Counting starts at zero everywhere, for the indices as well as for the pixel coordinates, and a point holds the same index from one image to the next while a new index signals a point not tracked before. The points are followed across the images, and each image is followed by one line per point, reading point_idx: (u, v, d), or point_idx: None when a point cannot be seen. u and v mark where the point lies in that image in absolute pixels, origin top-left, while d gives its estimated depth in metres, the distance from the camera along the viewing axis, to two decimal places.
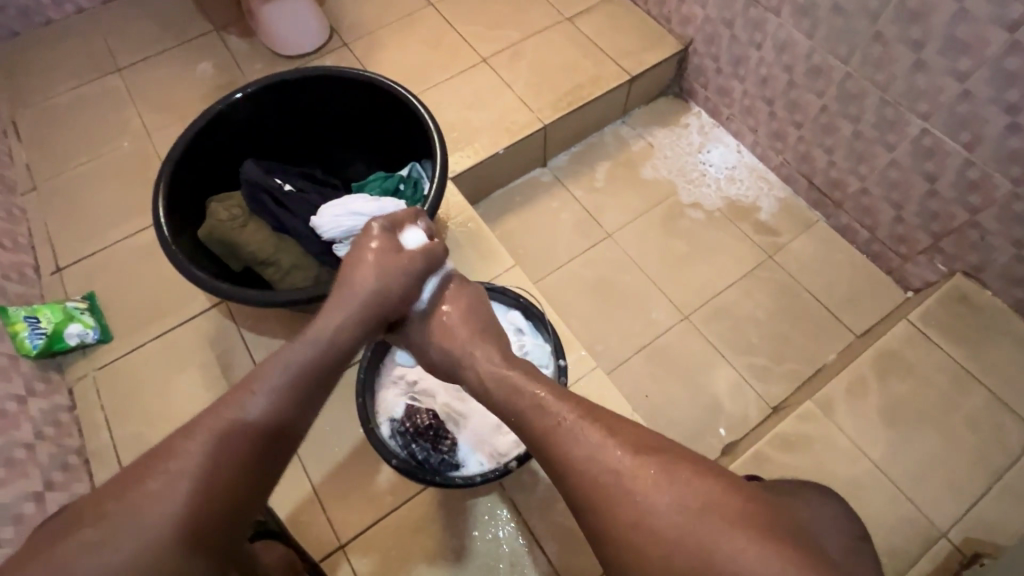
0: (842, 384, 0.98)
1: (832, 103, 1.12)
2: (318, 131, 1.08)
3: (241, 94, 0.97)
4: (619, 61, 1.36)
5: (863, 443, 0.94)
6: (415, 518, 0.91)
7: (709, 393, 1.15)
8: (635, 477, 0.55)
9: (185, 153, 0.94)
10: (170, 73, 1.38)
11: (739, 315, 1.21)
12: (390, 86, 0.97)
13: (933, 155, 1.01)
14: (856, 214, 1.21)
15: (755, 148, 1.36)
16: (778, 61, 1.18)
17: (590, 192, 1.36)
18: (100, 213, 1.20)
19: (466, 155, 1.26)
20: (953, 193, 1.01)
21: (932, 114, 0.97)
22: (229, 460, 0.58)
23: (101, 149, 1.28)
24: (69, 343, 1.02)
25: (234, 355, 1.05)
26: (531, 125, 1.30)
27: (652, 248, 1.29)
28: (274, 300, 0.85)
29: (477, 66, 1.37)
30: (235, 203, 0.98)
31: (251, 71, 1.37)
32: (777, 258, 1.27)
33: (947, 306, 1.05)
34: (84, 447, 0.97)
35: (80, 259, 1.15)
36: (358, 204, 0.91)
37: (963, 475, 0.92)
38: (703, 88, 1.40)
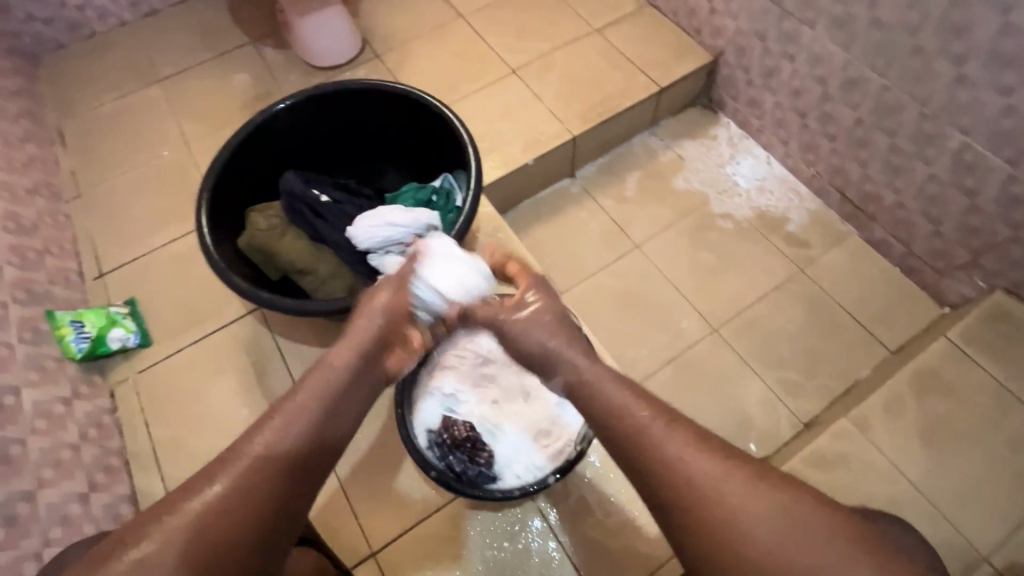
0: (878, 401, 0.97)
1: (868, 116, 1.11)
2: (353, 141, 1.10)
3: (282, 105, 1.00)
4: (649, 72, 1.36)
5: (900, 463, 0.92)
6: (445, 528, 0.92)
7: (738, 407, 1.14)
8: (730, 481, 0.54)
9: (226, 164, 0.96)
10: (208, 83, 1.42)
11: (770, 329, 1.20)
12: (427, 99, 0.99)
13: (974, 170, 0.99)
14: (891, 228, 1.19)
15: (786, 159, 1.35)
16: (812, 74, 1.17)
17: (618, 203, 1.36)
18: (141, 220, 1.24)
19: (496, 166, 1.27)
20: (994, 209, 0.99)
21: (974, 128, 0.95)
22: (282, 471, 0.59)
23: (141, 157, 1.32)
24: (111, 346, 1.05)
25: (269, 361, 1.07)
26: (560, 136, 1.30)
27: (681, 259, 1.29)
28: (313, 310, 0.87)
29: (507, 78, 1.38)
30: (274, 212, 1.00)
31: (286, 82, 1.40)
32: (809, 271, 1.25)
33: (988, 322, 1.02)
34: (124, 449, 1.00)
35: (122, 264, 1.19)
36: (396, 216, 0.93)
37: (1008, 497, 0.88)
38: (732, 99, 1.40)
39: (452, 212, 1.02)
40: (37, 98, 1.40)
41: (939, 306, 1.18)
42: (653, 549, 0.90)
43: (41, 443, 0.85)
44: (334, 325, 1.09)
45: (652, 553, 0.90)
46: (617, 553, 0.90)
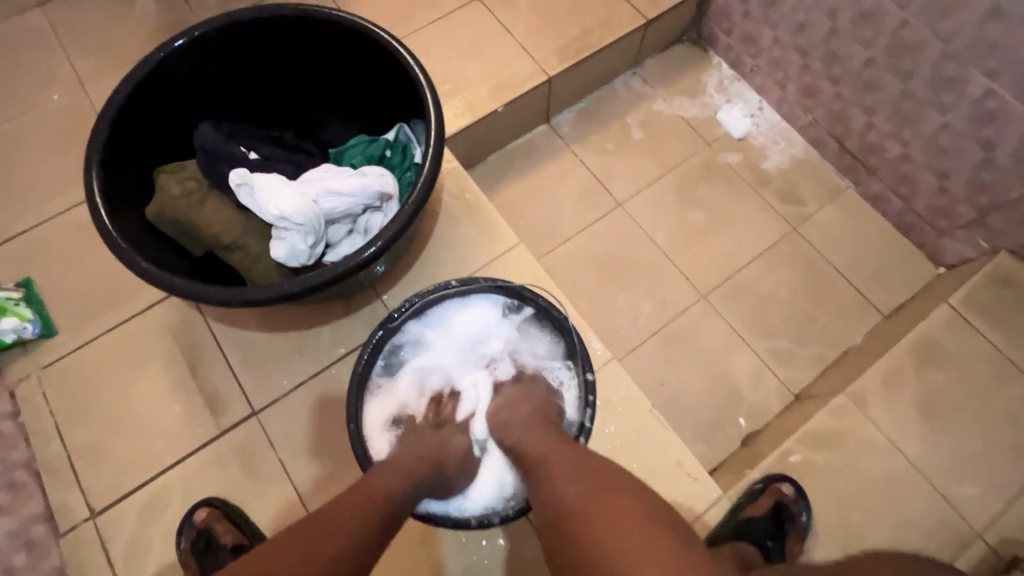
0: (877, 374, 0.91)
1: (881, 56, 0.98)
2: (284, 83, 0.91)
3: (186, 39, 0.79)
4: (634, 1, 1.18)
5: (898, 439, 0.87)
6: (417, 530, 0.83)
7: (728, 378, 1.06)
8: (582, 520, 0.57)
9: (120, 116, 0.76)
10: (103, 7, 1.16)
11: (761, 295, 1.12)
12: (371, 29, 0.80)
13: (994, 119, 0.89)
14: (892, 183, 1.10)
15: (781, 105, 1.22)
16: (820, 5, 1.03)
17: (599, 156, 1.22)
18: (29, 182, 1.02)
19: (460, 112, 1.10)
20: (1013, 163, 0.90)
21: (1001, 72, 0.85)
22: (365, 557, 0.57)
23: (24, 102, 1.08)
24: (4, 339, 0.88)
25: (204, 350, 0.92)
26: (533, 77, 1.13)
27: (667, 219, 1.17)
28: (249, 298, 0.71)
29: (470, 5, 1.17)
30: (189, 174, 0.82)
31: (202, 7, 1.16)
32: (803, 230, 1.16)
33: (991, 287, 0.96)
34: (33, 459, 0.85)
35: (10, 237, 0.99)
36: (338, 182, 0.81)
37: (1003, 468, 0.85)
38: (725, 35, 1.24)
39: (410, 171, 0.87)
40: None
41: (935, 266, 1.12)
42: None
43: None
44: (278, 308, 0.94)
45: None
46: None
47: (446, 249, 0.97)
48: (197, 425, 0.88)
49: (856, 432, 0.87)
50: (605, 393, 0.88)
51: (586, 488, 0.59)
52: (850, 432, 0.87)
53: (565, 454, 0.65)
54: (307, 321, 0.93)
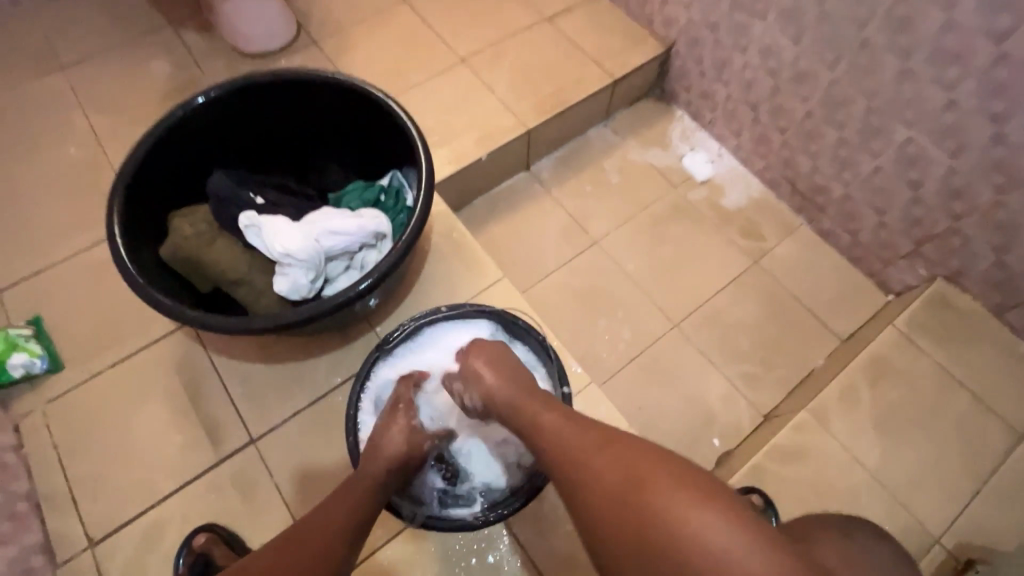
0: (834, 392, 0.98)
1: (818, 109, 1.12)
2: (288, 136, 1.01)
3: (203, 98, 0.89)
4: (603, 63, 1.33)
5: (857, 451, 0.94)
6: (409, 551, 0.86)
7: (702, 401, 1.13)
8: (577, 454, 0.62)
9: (141, 165, 0.85)
10: (121, 70, 1.27)
11: (728, 323, 1.21)
12: (369, 90, 0.91)
13: (917, 162, 1.01)
14: (840, 219, 1.22)
15: (738, 152, 1.36)
16: (763, 67, 1.17)
17: (576, 198, 1.33)
18: (43, 227, 1.09)
19: (448, 161, 1.21)
20: (937, 200, 1.02)
21: (917, 123, 0.97)
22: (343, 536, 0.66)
23: (43, 155, 1.17)
24: (12, 374, 0.92)
25: (205, 381, 0.97)
26: (513, 129, 1.25)
27: (639, 254, 1.27)
28: (255, 327, 0.78)
29: (456, 67, 1.31)
30: (201, 218, 0.90)
31: (213, 70, 1.28)
32: (763, 262, 1.26)
33: (932, 310, 1.06)
34: (34, 490, 0.88)
35: (23, 278, 1.04)
36: (338, 223, 0.89)
37: (954, 476, 0.92)
38: (685, 91, 1.39)
39: (403, 213, 0.97)
40: None
41: (884, 293, 1.22)
42: None
43: None
44: (277, 341, 1.00)
45: None
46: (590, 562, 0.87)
47: (435, 283, 1.05)
48: (196, 454, 0.92)
49: (818, 446, 0.94)
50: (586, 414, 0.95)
51: (578, 437, 0.63)
52: (812, 445, 0.93)
53: (556, 412, 0.69)
54: (305, 352, 0.99)
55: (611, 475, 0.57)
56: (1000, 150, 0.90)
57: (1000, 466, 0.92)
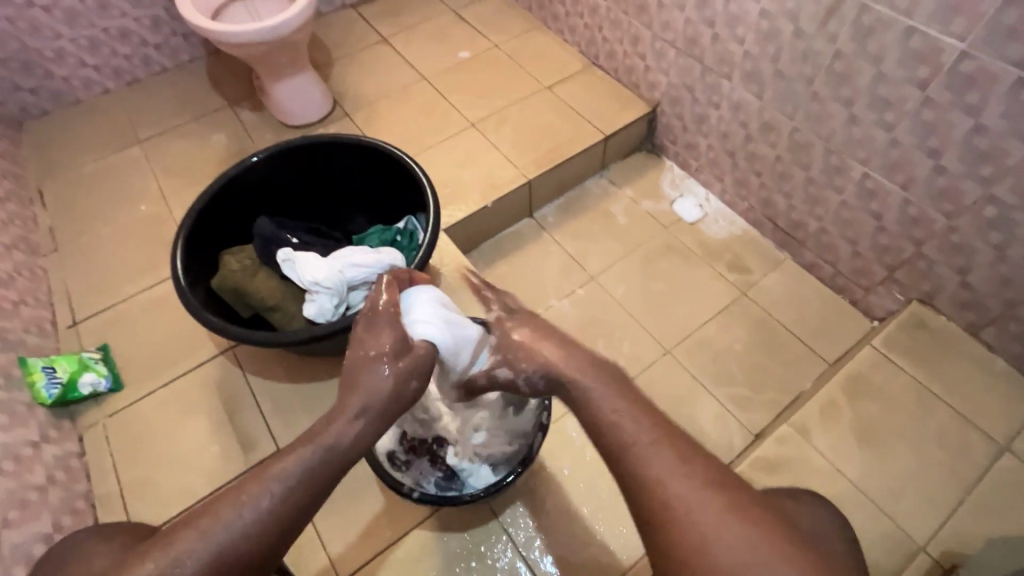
0: (815, 407, 1.05)
1: (785, 153, 1.25)
2: (323, 190, 1.20)
3: (255, 159, 1.09)
4: (595, 123, 1.51)
5: (839, 461, 0.99)
6: (414, 552, 0.94)
7: (694, 423, 1.20)
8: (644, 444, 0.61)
9: (202, 212, 1.03)
10: (188, 143, 1.51)
11: (718, 349, 1.29)
12: (389, 150, 1.09)
13: (876, 196, 1.12)
14: (819, 251, 1.32)
15: (722, 195, 1.48)
16: (735, 119, 1.32)
17: (574, 239, 1.46)
18: (116, 270, 1.29)
19: (458, 209, 1.37)
20: (898, 229, 1.12)
21: (870, 159, 1.09)
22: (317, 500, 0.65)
23: (120, 213, 1.39)
24: (82, 392, 1.07)
25: (241, 398, 1.10)
26: (516, 180, 1.42)
27: (634, 288, 1.38)
28: (284, 341, 0.91)
29: (467, 131, 1.51)
30: (247, 254, 1.07)
31: (261, 140, 1.51)
32: (750, 294, 1.35)
33: (906, 330, 1.13)
34: (91, 492, 1.00)
35: (96, 313, 1.22)
36: (358, 258, 1.02)
37: (937, 487, 0.96)
38: (672, 144, 1.54)
39: (415, 250, 1.11)
40: (20, 161, 1.47)
41: (869, 319, 1.29)
42: (614, 558, 0.93)
43: (8, 485, 0.86)
44: (306, 363, 1.14)
45: (609, 558, 0.93)
46: (580, 564, 0.93)
47: None
48: (231, 462, 1.04)
49: (799, 456, 0.99)
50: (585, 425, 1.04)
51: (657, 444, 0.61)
52: (794, 456, 0.99)
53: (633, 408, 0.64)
54: (329, 372, 1.12)
55: (676, 482, 0.58)
56: (942, 180, 1.00)
57: (983, 478, 0.96)
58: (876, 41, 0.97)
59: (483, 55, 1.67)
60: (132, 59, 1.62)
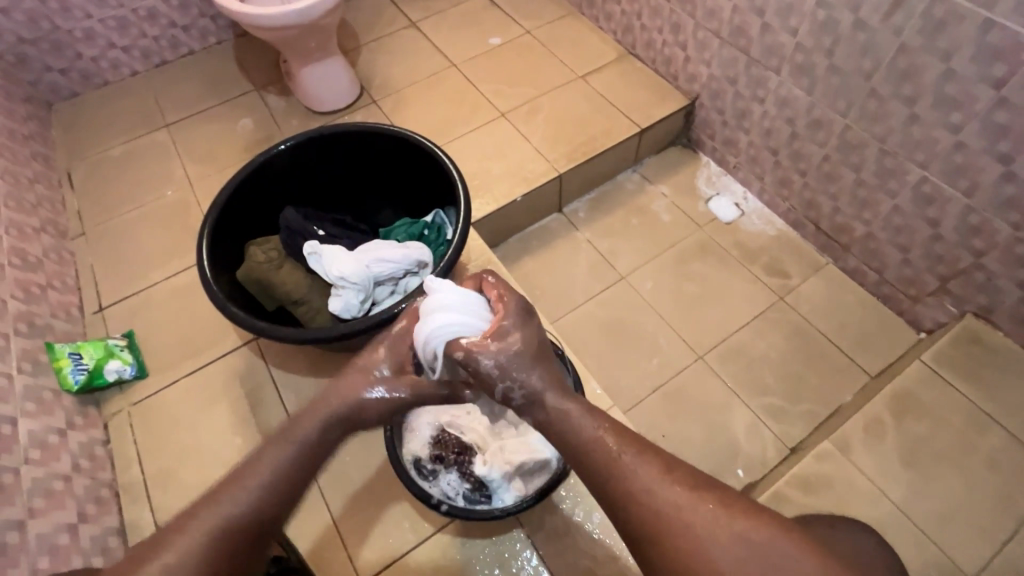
0: (858, 424, 1.00)
1: (834, 152, 1.18)
2: (349, 180, 1.17)
3: (282, 147, 1.06)
4: (630, 115, 1.45)
5: (881, 482, 0.94)
6: (436, 556, 0.92)
7: (726, 433, 1.15)
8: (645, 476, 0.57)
9: (228, 202, 1.01)
10: (213, 128, 1.49)
11: (754, 356, 1.23)
12: (419, 141, 1.05)
13: (933, 202, 1.05)
14: (864, 257, 1.25)
15: (762, 195, 1.42)
16: (781, 115, 1.25)
17: (604, 237, 1.42)
18: (142, 256, 1.28)
19: (486, 202, 1.33)
20: (956, 237, 1.05)
21: (929, 163, 1.02)
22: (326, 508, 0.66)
23: (146, 197, 1.38)
24: (107, 378, 1.07)
25: (264, 391, 1.09)
26: (546, 174, 1.37)
27: (666, 291, 1.33)
28: (310, 337, 0.89)
29: (496, 121, 1.46)
30: (272, 246, 1.04)
31: (287, 126, 1.48)
32: (789, 299, 1.29)
33: (959, 345, 1.07)
34: (115, 481, 1.00)
35: (122, 299, 1.22)
36: (386, 252, 1.00)
37: (988, 515, 0.90)
38: (710, 139, 1.48)
39: (443, 245, 1.08)
40: (50, 143, 1.47)
41: (916, 331, 1.22)
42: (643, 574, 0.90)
43: (34, 473, 0.86)
44: (331, 357, 1.12)
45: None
46: None
47: None
48: None
49: (840, 475, 0.94)
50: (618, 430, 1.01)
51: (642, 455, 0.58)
52: (834, 475, 0.94)
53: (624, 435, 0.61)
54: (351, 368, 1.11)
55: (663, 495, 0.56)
56: (1011, 189, 0.93)
57: None
58: (948, 35, 0.90)
59: (514, 42, 1.62)
60: (159, 41, 1.60)
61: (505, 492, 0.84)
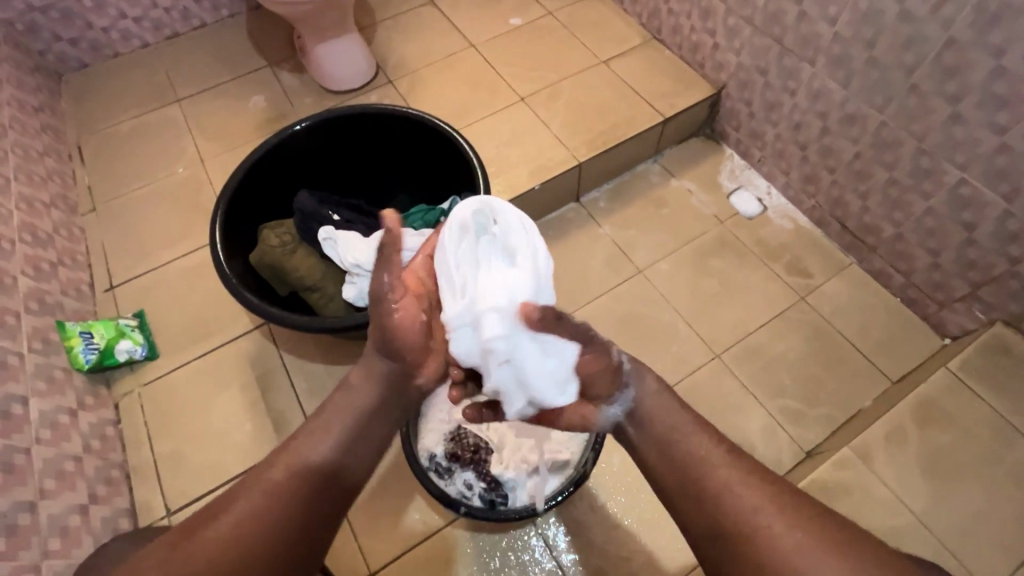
0: (880, 431, 0.98)
1: (867, 150, 1.14)
2: (364, 163, 1.14)
3: (297, 128, 1.03)
4: (653, 104, 1.40)
5: (901, 491, 0.93)
6: (447, 550, 0.92)
7: (740, 434, 1.14)
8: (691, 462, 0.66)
9: (241, 183, 0.99)
10: (226, 104, 1.46)
11: (771, 357, 1.21)
12: (439, 126, 1.02)
13: (971, 205, 1.01)
14: (891, 259, 1.21)
15: (786, 190, 1.38)
16: (812, 108, 1.20)
17: (622, 229, 1.38)
18: (152, 235, 1.26)
19: (503, 189, 1.30)
20: (992, 243, 1.01)
21: (969, 165, 0.98)
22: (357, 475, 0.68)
23: (157, 174, 1.35)
24: (118, 359, 1.06)
25: (275, 376, 1.08)
26: (566, 162, 1.33)
27: (684, 286, 1.30)
28: (323, 325, 0.87)
29: (516, 105, 1.42)
30: (286, 230, 1.02)
31: (301, 105, 1.45)
32: (810, 299, 1.26)
33: (987, 354, 1.04)
34: (126, 461, 1.00)
35: (132, 278, 1.20)
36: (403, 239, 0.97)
37: (1013, 529, 0.89)
38: (735, 131, 1.43)
39: None
40: (59, 115, 1.44)
41: (940, 337, 1.19)
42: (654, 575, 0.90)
43: (45, 453, 0.85)
44: (343, 343, 1.11)
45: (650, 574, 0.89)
46: None
47: None
48: (263, 441, 1.02)
49: (860, 483, 0.92)
50: None
51: None
52: (855, 483, 0.92)
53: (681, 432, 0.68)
54: (364, 357, 1.09)
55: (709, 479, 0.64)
56: None
57: None
58: (1001, 30, 0.85)
59: (535, 23, 1.57)
60: (171, 12, 1.55)
61: (524, 490, 0.85)
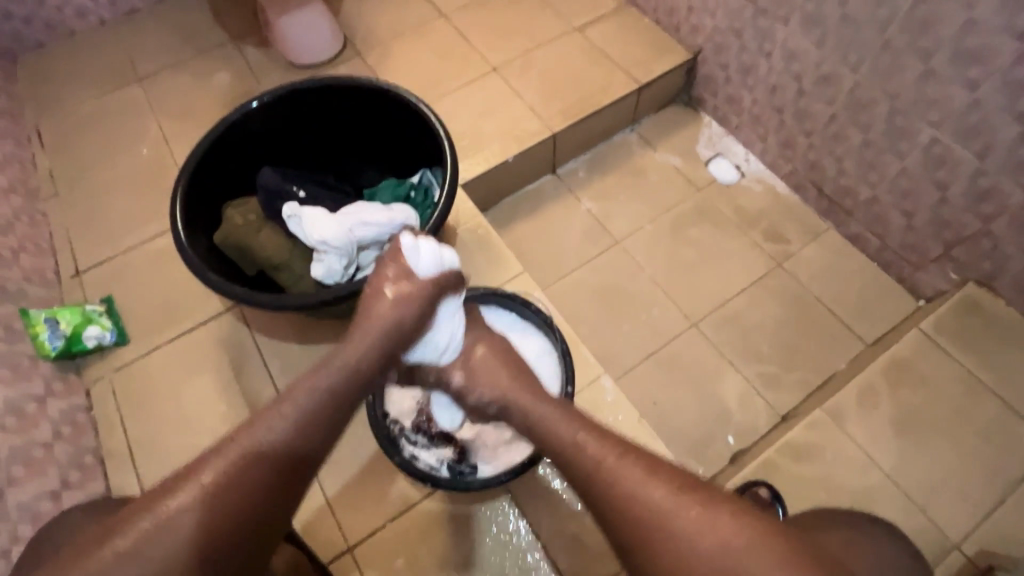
0: (852, 392, 0.98)
1: (842, 111, 1.12)
2: (329, 138, 1.11)
3: (256, 103, 1.00)
4: (628, 70, 1.37)
5: (872, 450, 0.94)
6: (424, 523, 0.92)
7: (717, 401, 1.15)
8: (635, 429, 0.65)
9: (202, 162, 0.96)
10: (189, 82, 1.41)
11: (750, 324, 1.21)
12: (403, 96, 0.99)
13: (943, 164, 1.00)
14: (867, 222, 1.21)
15: (764, 156, 1.36)
16: (788, 70, 1.18)
17: (600, 201, 1.37)
18: (117, 219, 1.23)
19: (476, 163, 1.27)
20: (964, 202, 1.01)
21: (941, 123, 0.97)
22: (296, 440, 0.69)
23: (120, 156, 1.31)
24: (87, 344, 1.04)
25: (248, 358, 1.07)
26: (540, 133, 1.31)
27: (661, 255, 1.29)
28: (289, 303, 0.86)
29: (488, 75, 1.39)
30: (251, 209, 1.00)
31: (267, 81, 1.40)
32: (788, 265, 1.26)
33: (958, 313, 1.05)
34: (100, 447, 0.99)
35: (99, 263, 1.18)
36: (369, 215, 0.94)
37: (979, 484, 0.91)
38: (712, 97, 1.41)
39: (429, 207, 1.03)
40: (16, 98, 1.39)
41: (915, 299, 1.20)
42: None
43: None
44: (316, 322, 1.09)
45: None
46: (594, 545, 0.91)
47: None
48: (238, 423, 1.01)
49: (832, 444, 0.94)
50: (619, 399, 0.98)
51: None
52: (826, 443, 0.94)
53: None
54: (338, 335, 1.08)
55: None
56: None
57: None
58: None
59: None
60: None
61: (488, 457, 0.87)
